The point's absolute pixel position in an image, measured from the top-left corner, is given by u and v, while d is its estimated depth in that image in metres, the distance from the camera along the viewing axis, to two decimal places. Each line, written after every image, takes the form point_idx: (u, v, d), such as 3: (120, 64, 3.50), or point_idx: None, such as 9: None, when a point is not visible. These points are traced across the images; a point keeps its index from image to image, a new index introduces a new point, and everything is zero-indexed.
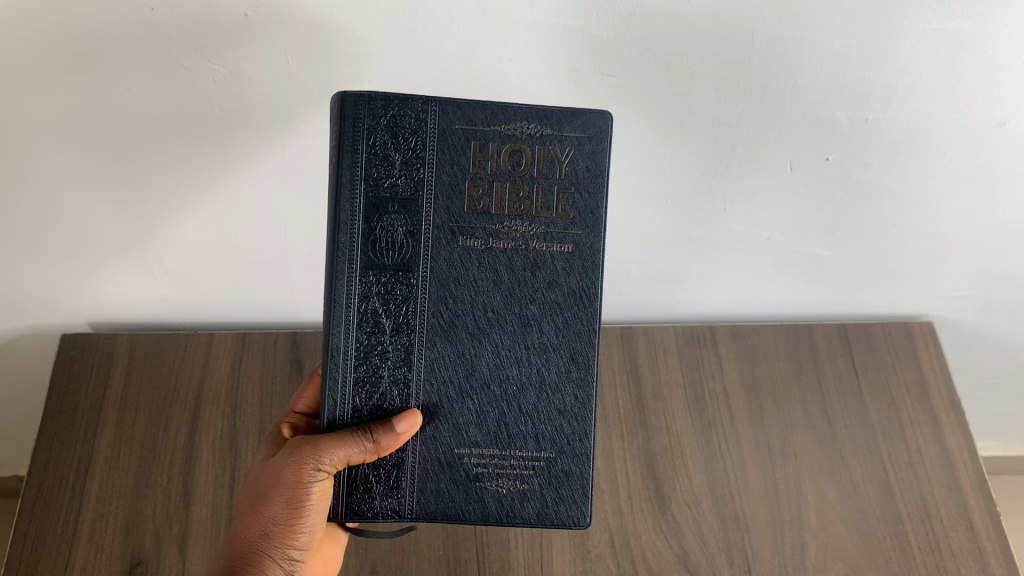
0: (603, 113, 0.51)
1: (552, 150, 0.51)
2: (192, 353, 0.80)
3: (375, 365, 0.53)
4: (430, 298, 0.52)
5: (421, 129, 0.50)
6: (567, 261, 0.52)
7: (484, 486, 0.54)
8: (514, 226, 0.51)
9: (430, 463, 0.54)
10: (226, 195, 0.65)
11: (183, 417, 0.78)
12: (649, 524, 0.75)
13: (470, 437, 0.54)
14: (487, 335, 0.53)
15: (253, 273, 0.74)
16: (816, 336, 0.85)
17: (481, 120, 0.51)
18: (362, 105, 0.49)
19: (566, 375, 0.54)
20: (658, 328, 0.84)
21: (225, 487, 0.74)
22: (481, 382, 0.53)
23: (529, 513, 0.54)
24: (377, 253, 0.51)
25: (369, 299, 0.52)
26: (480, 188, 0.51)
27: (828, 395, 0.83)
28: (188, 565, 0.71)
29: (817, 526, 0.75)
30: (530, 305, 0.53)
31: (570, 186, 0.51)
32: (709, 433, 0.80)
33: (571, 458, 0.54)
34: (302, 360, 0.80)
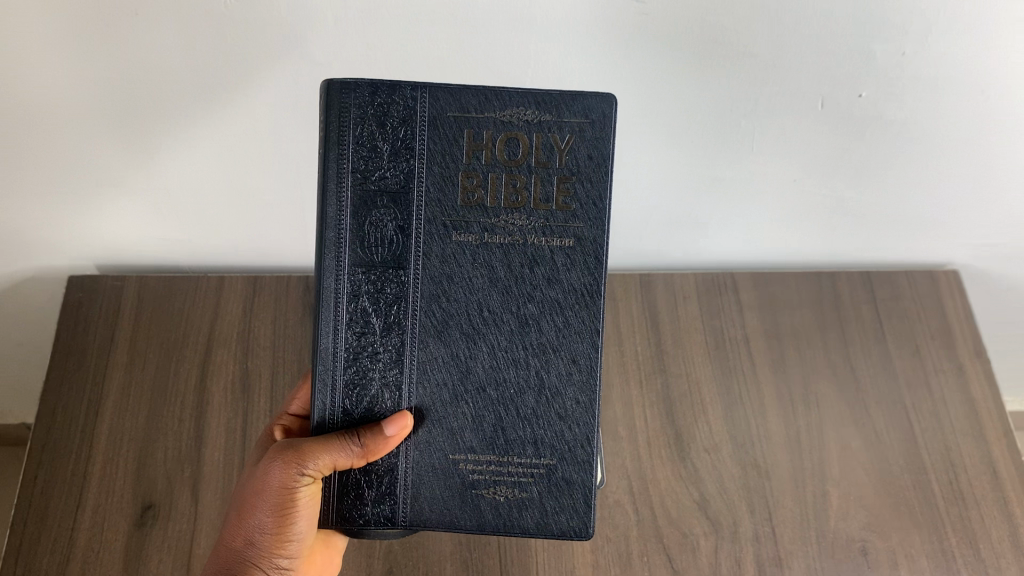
0: (607, 97, 0.49)
1: (551, 137, 0.50)
2: (203, 294, 0.79)
3: (366, 367, 0.52)
4: (422, 296, 0.51)
5: (411, 118, 0.50)
6: (568, 257, 0.51)
7: (480, 493, 0.52)
8: (511, 220, 0.50)
9: (423, 470, 0.53)
10: (235, 130, 0.62)
11: (194, 359, 0.76)
12: (667, 472, 0.73)
13: (466, 442, 0.52)
14: (482, 335, 0.52)
15: (265, 215, 0.73)
16: (839, 284, 0.83)
17: (475, 107, 0.50)
18: (349, 92, 0.49)
19: (567, 378, 0.52)
20: (677, 276, 0.82)
21: (237, 430, 0.73)
22: (477, 385, 0.52)
23: (528, 522, 0.53)
24: (367, 250, 0.51)
25: (359, 299, 0.51)
26: (474, 179, 0.50)
27: (850, 342, 0.81)
28: (201, 508, 0.70)
29: (838, 474, 0.74)
30: (529, 304, 0.51)
31: (570, 175, 0.50)
32: (729, 379, 0.78)
33: (572, 466, 0.53)
34: (314, 303, 0.79)
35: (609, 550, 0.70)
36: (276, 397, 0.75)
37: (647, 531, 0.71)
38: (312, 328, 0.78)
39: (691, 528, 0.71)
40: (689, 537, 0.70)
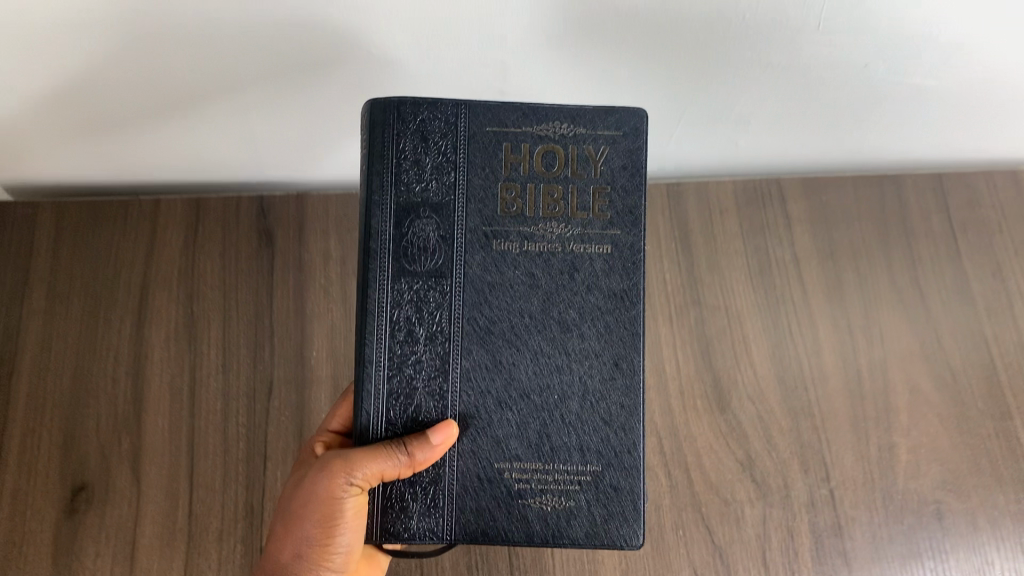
0: (637, 111, 0.46)
1: (586, 149, 0.46)
2: (135, 223, 0.64)
3: (409, 376, 0.46)
4: (464, 303, 0.46)
5: (447, 133, 0.46)
6: (608, 264, 0.46)
7: (527, 503, 0.46)
8: (549, 230, 0.46)
9: (468, 479, 0.46)
10: (125, 50, 0.45)
11: (128, 304, 0.63)
12: (705, 427, 0.61)
13: (511, 450, 0.46)
14: (523, 341, 0.46)
15: (205, 136, 0.56)
16: (905, 189, 0.69)
17: (511, 121, 0.46)
18: (388, 108, 0.45)
19: (611, 382, 0.46)
20: (713, 183, 0.68)
21: (184, 392, 0.60)
22: (520, 393, 0.46)
23: (577, 534, 0.46)
24: (404, 261, 0.45)
25: (400, 308, 0.46)
26: (513, 191, 0.46)
27: (919, 261, 0.67)
28: (144, 488, 0.58)
29: (908, 423, 0.62)
30: (569, 309, 0.46)
31: (607, 185, 0.46)
32: (776, 310, 0.65)
33: (619, 471, 0.46)
34: (272, 230, 0.65)
35: None
36: (230, 349, 0.62)
37: (682, 499, 0.59)
38: (269, 261, 0.64)
39: (734, 494, 0.59)
40: (732, 505, 0.59)
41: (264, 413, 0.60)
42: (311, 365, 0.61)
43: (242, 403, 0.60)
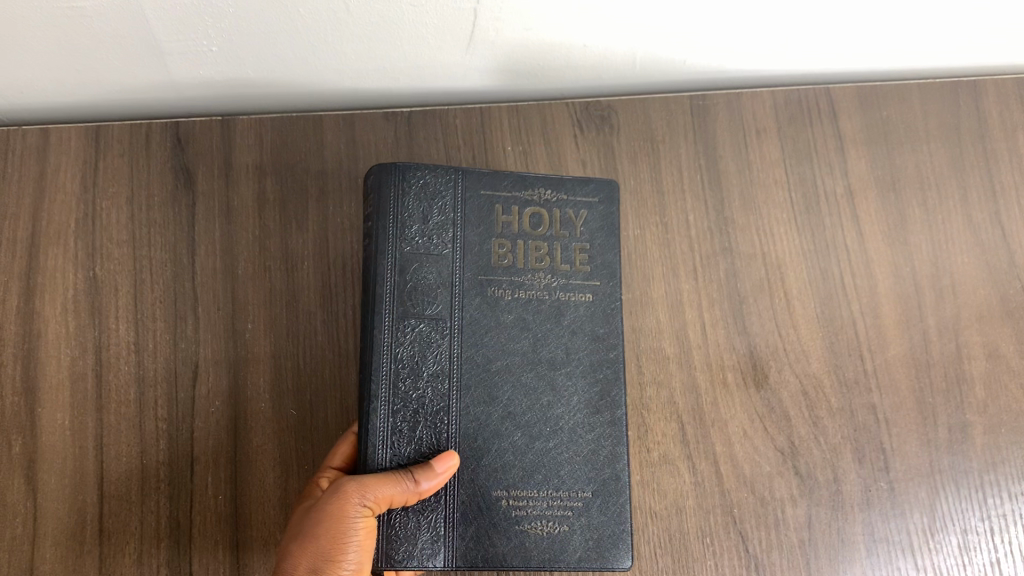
0: (610, 183, 0.50)
1: (568, 212, 0.49)
2: (19, 161, 0.51)
3: (413, 410, 0.44)
4: (461, 342, 0.45)
5: (445, 195, 0.47)
6: (591, 311, 0.48)
7: (524, 529, 0.44)
8: (538, 282, 0.47)
9: (468, 505, 0.44)
10: None
11: (13, 267, 0.49)
12: (737, 408, 0.50)
13: (508, 477, 0.45)
14: (517, 377, 0.46)
15: (85, 30, 0.44)
16: (986, 99, 0.55)
17: (501, 187, 0.48)
18: (395, 170, 0.46)
19: (597, 417, 0.46)
20: (747, 96, 0.55)
21: (89, 377, 0.48)
22: (515, 425, 0.45)
23: (572, 558, 0.44)
24: (408, 304, 0.45)
25: (404, 347, 0.44)
26: (504, 246, 0.47)
27: (1002, 193, 0.54)
28: (42, 501, 0.46)
29: (984, 398, 0.51)
30: (558, 348, 0.47)
31: (587, 244, 0.49)
32: (824, 257, 0.52)
33: (609, 495, 0.45)
34: (193, 168, 0.52)
35: (656, 533, 0.47)
36: (145, 323, 0.49)
37: (709, 500, 0.48)
38: (191, 210, 0.51)
39: (772, 491, 0.48)
40: (771, 506, 0.48)
41: (191, 403, 0.48)
42: (247, 341, 0.49)
43: (161, 391, 0.48)
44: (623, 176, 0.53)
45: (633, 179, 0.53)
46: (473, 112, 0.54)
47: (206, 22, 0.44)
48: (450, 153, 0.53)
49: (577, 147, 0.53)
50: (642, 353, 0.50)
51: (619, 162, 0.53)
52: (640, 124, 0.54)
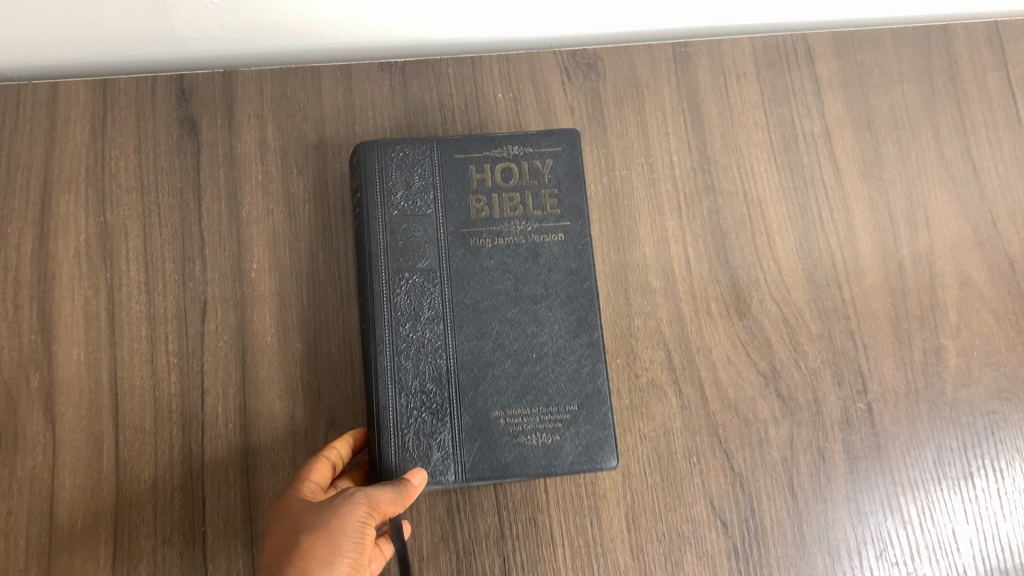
0: (572, 130, 0.52)
1: (535, 162, 0.52)
2: (30, 115, 0.53)
3: (411, 351, 0.48)
4: (449, 288, 0.49)
5: (424, 164, 0.51)
6: (564, 248, 0.50)
7: (521, 441, 0.47)
8: (515, 227, 0.51)
9: (468, 425, 0.47)
10: None
11: (26, 214, 0.52)
12: (721, 335, 0.52)
13: (501, 400, 0.48)
14: (503, 312, 0.49)
15: None
16: (956, 43, 0.58)
17: (475, 147, 0.52)
18: (376, 148, 0.51)
19: (574, 341, 0.49)
20: (726, 43, 0.57)
21: (102, 316, 0.50)
22: (504, 354, 0.49)
23: (566, 463, 0.47)
24: (399, 261, 0.49)
25: (398, 297, 0.49)
26: (482, 200, 0.51)
27: (973, 130, 0.57)
28: (61, 433, 0.49)
29: (958, 322, 0.53)
30: (537, 283, 0.50)
31: (555, 188, 0.51)
32: (803, 193, 0.55)
33: (593, 407, 0.48)
34: (197, 119, 0.54)
35: (645, 453, 0.50)
36: (154, 263, 0.51)
37: (695, 421, 0.50)
38: (195, 157, 0.53)
39: (756, 412, 0.51)
40: (754, 426, 0.51)
41: (200, 337, 0.50)
42: (253, 280, 0.51)
43: (172, 328, 0.50)
44: (609, 120, 0.55)
45: (619, 122, 0.55)
46: (464, 61, 0.56)
47: None
48: (443, 100, 0.55)
49: (565, 93, 0.56)
50: (629, 286, 0.52)
51: (605, 107, 0.56)
52: (625, 70, 0.56)
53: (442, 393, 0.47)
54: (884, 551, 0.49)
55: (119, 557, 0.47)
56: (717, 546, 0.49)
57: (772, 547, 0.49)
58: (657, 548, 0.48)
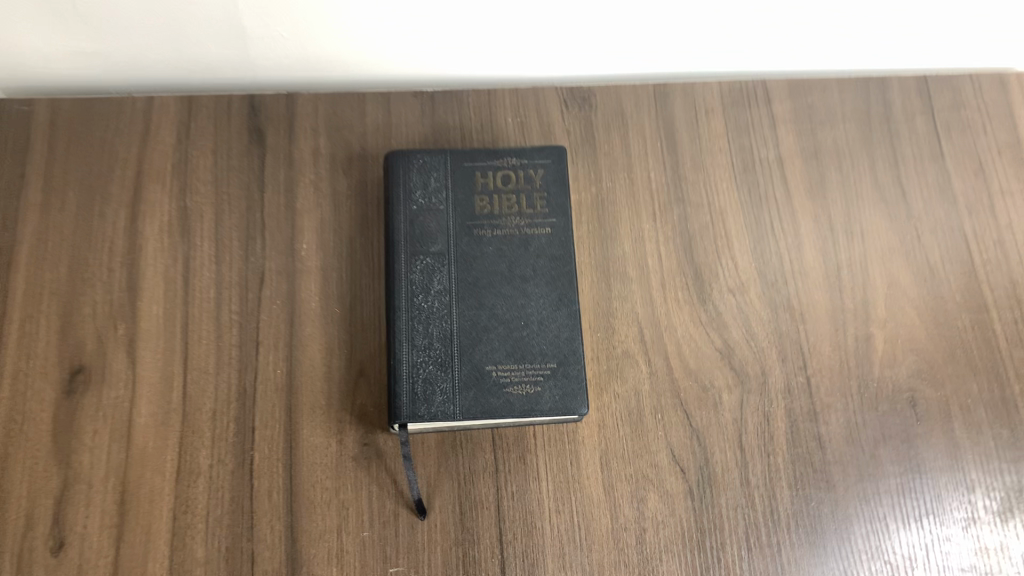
0: (559, 149, 0.64)
1: (528, 172, 0.62)
2: (130, 121, 0.66)
3: (423, 315, 0.58)
4: (455, 267, 0.59)
5: (439, 170, 0.62)
6: (550, 239, 0.61)
7: (509, 390, 0.56)
8: (510, 221, 0.61)
9: (468, 376, 0.57)
10: None
11: (122, 198, 0.64)
12: (685, 317, 0.62)
13: (495, 357, 0.57)
14: (498, 288, 0.59)
15: (193, 28, 0.59)
16: (891, 91, 0.70)
17: (481, 158, 0.62)
18: (401, 157, 0.62)
19: (556, 312, 0.59)
20: (698, 84, 0.69)
21: (178, 280, 0.62)
22: (499, 322, 0.58)
23: (546, 407, 0.56)
24: (416, 245, 0.60)
25: (414, 273, 0.59)
26: (485, 199, 0.61)
27: (903, 162, 0.68)
28: (141, 371, 0.60)
29: (886, 315, 0.63)
30: (527, 266, 0.60)
31: (544, 192, 0.62)
32: (758, 206, 0.66)
33: (569, 365, 0.58)
34: (263, 129, 0.66)
35: (618, 408, 0.60)
36: (223, 241, 0.63)
37: (661, 385, 0.61)
38: (260, 159, 0.65)
39: (713, 381, 0.61)
40: (710, 392, 0.61)
41: (256, 301, 0.62)
42: (302, 257, 0.63)
43: (234, 292, 0.62)
44: (598, 142, 0.67)
45: (606, 144, 0.67)
46: (482, 92, 0.68)
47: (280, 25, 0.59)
48: (463, 122, 0.68)
49: (563, 120, 0.68)
50: (610, 274, 0.63)
51: (596, 131, 0.67)
52: (614, 103, 0.68)
53: (447, 349, 0.57)
54: (818, 499, 0.59)
55: (182, 472, 0.57)
56: (675, 487, 0.58)
57: (721, 490, 0.58)
58: (625, 486, 0.58)
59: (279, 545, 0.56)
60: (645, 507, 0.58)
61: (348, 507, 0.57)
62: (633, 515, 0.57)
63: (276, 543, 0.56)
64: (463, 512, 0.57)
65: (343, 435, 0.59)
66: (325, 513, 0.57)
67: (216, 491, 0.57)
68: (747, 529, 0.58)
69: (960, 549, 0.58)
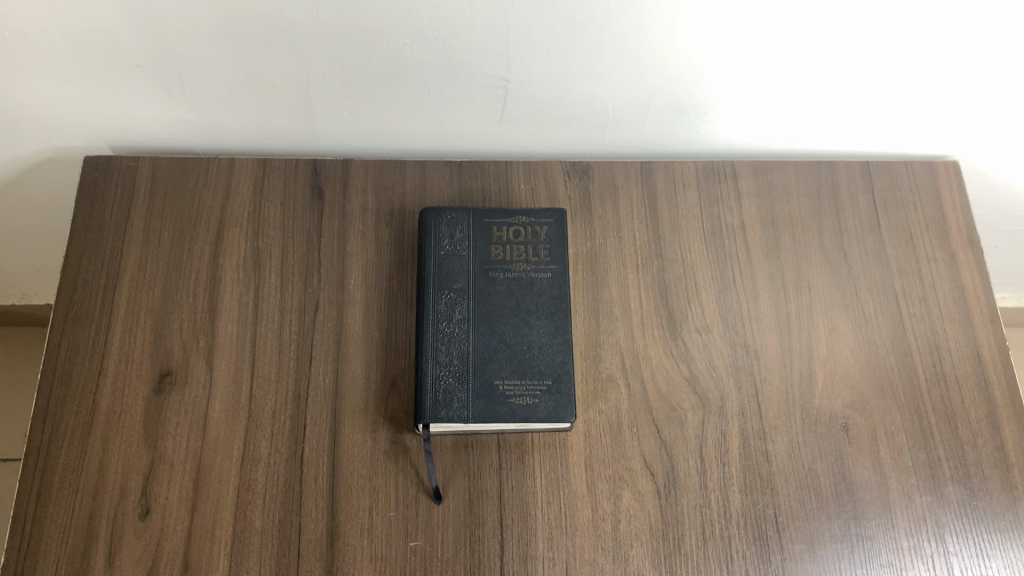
0: (560, 210, 0.79)
1: (535, 228, 0.77)
2: (215, 178, 0.82)
3: (445, 338, 0.72)
4: (474, 301, 0.74)
5: (463, 224, 0.77)
6: (550, 282, 0.75)
7: (513, 400, 0.70)
8: (519, 266, 0.76)
9: (480, 387, 0.70)
10: (229, 21, 0.65)
11: (206, 238, 0.79)
12: (659, 350, 0.76)
13: (502, 374, 0.71)
14: (507, 319, 0.73)
15: (274, 101, 0.76)
16: (838, 173, 0.85)
17: (497, 215, 0.77)
18: (433, 213, 0.77)
19: (552, 339, 0.73)
20: (677, 163, 0.85)
21: (249, 305, 0.77)
22: (506, 346, 0.72)
23: (542, 415, 0.70)
24: (442, 283, 0.74)
25: (440, 305, 0.73)
26: (499, 248, 0.76)
27: (846, 231, 0.83)
28: (216, 376, 0.74)
29: (826, 355, 0.77)
30: (531, 302, 0.74)
31: (547, 244, 0.77)
32: (723, 263, 0.80)
33: (562, 382, 0.71)
34: (322, 187, 0.82)
35: (601, 421, 0.73)
36: (286, 275, 0.78)
37: (637, 404, 0.74)
38: (319, 211, 0.81)
39: (680, 403, 0.74)
40: (678, 411, 0.74)
41: (311, 324, 0.76)
42: (349, 290, 0.78)
43: (294, 316, 0.76)
44: (593, 206, 0.82)
45: (600, 208, 0.82)
46: (500, 164, 0.84)
47: (345, 100, 0.76)
48: (485, 188, 0.83)
49: (566, 188, 0.83)
50: (599, 313, 0.77)
51: (592, 198, 0.83)
52: (608, 176, 0.84)
53: (464, 365, 0.71)
54: (763, 502, 0.71)
55: (246, 458, 0.71)
56: (645, 487, 0.71)
57: (684, 492, 0.71)
58: (604, 484, 0.71)
59: (321, 520, 0.69)
60: (620, 502, 0.70)
61: (378, 491, 0.70)
62: (610, 508, 0.70)
63: (320, 519, 0.69)
64: (472, 499, 0.70)
65: (377, 433, 0.72)
66: (360, 495, 0.70)
67: (272, 474, 0.70)
68: (704, 524, 0.70)
69: (881, 548, 0.70)
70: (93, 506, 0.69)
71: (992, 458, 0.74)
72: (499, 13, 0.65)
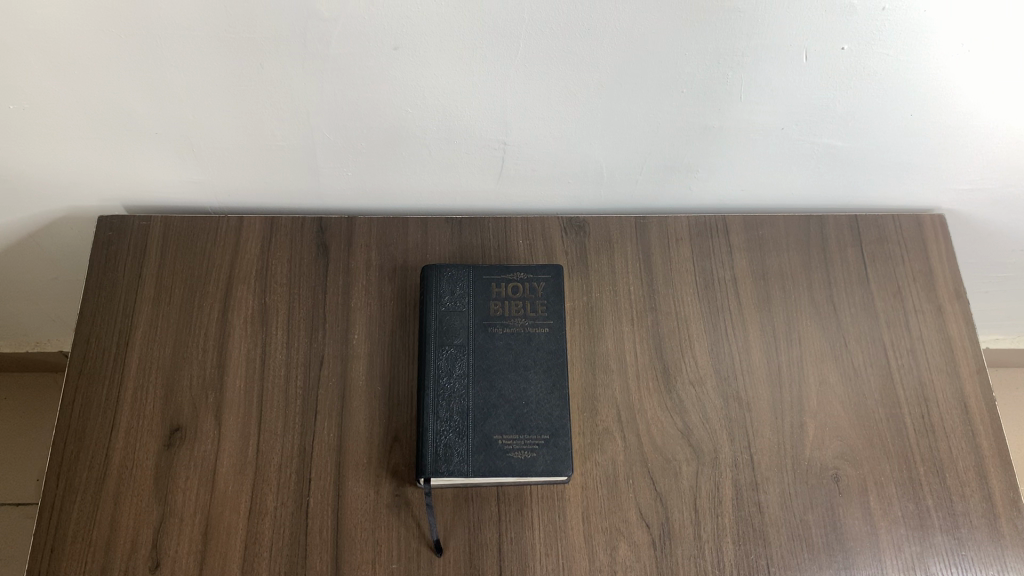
0: (557, 266, 0.81)
1: (532, 284, 0.80)
2: (224, 236, 0.85)
3: (446, 394, 0.74)
4: (473, 357, 0.76)
5: (463, 281, 0.79)
6: (547, 337, 0.78)
7: (511, 454, 0.72)
8: (517, 321, 0.78)
9: (479, 442, 0.72)
10: (239, 92, 0.68)
11: (216, 295, 0.82)
12: (654, 402, 0.78)
13: (501, 428, 0.73)
14: (505, 374, 0.76)
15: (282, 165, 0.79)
16: (827, 227, 0.88)
17: (497, 272, 0.80)
18: (434, 270, 0.79)
19: (550, 394, 0.75)
20: (671, 218, 0.87)
21: (257, 361, 0.79)
22: (505, 400, 0.74)
23: (539, 469, 0.72)
24: (443, 339, 0.77)
25: (440, 361, 0.76)
26: (498, 305, 0.79)
27: (835, 284, 0.85)
28: (224, 432, 0.76)
29: (817, 406, 0.79)
30: (529, 357, 0.76)
31: (544, 300, 0.79)
32: (716, 316, 0.83)
33: (558, 436, 0.73)
34: (327, 244, 0.85)
35: (597, 473, 0.75)
36: (292, 331, 0.81)
37: (633, 457, 0.76)
38: (324, 268, 0.84)
39: (675, 455, 0.76)
40: (672, 463, 0.76)
41: (316, 378, 0.79)
42: (353, 345, 0.80)
43: (299, 371, 0.79)
44: (589, 262, 0.85)
45: (596, 264, 0.85)
46: (499, 220, 0.87)
47: (350, 163, 0.79)
48: (484, 243, 0.86)
49: (563, 244, 0.86)
50: (595, 366, 0.80)
51: (588, 253, 0.85)
52: (603, 231, 0.86)
53: (464, 420, 0.73)
54: (756, 553, 0.73)
55: (253, 511, 0.73)
56: (641, 538, 0.73)
57: (678, 542, 0.73)
58: (601, 536, 0.73)
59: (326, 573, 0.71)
60: (616, 554, 0.72)
61: (381, 544, 0.72)
62: (607, 560, 0.72)
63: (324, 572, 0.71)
64: (472, 552, 0.72)
65: (380, 487, 0.74)
66: (363, 548, 0.72)
67: (278, 527, 0.73)
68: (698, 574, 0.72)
69: None
70: (105, 559, 0.71)
71: (980, 508, 0.75)
72: (496, 83, 0.68)
